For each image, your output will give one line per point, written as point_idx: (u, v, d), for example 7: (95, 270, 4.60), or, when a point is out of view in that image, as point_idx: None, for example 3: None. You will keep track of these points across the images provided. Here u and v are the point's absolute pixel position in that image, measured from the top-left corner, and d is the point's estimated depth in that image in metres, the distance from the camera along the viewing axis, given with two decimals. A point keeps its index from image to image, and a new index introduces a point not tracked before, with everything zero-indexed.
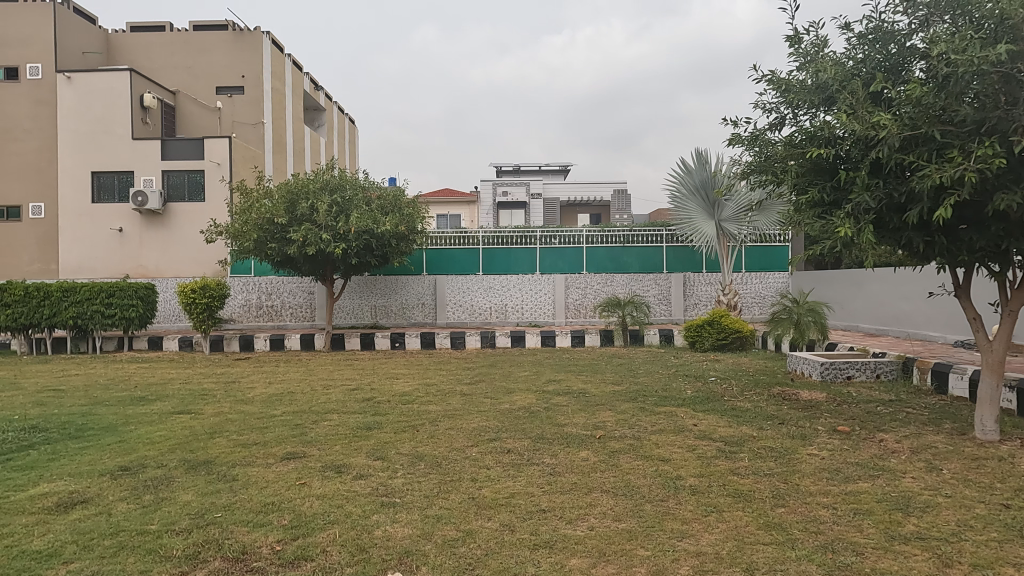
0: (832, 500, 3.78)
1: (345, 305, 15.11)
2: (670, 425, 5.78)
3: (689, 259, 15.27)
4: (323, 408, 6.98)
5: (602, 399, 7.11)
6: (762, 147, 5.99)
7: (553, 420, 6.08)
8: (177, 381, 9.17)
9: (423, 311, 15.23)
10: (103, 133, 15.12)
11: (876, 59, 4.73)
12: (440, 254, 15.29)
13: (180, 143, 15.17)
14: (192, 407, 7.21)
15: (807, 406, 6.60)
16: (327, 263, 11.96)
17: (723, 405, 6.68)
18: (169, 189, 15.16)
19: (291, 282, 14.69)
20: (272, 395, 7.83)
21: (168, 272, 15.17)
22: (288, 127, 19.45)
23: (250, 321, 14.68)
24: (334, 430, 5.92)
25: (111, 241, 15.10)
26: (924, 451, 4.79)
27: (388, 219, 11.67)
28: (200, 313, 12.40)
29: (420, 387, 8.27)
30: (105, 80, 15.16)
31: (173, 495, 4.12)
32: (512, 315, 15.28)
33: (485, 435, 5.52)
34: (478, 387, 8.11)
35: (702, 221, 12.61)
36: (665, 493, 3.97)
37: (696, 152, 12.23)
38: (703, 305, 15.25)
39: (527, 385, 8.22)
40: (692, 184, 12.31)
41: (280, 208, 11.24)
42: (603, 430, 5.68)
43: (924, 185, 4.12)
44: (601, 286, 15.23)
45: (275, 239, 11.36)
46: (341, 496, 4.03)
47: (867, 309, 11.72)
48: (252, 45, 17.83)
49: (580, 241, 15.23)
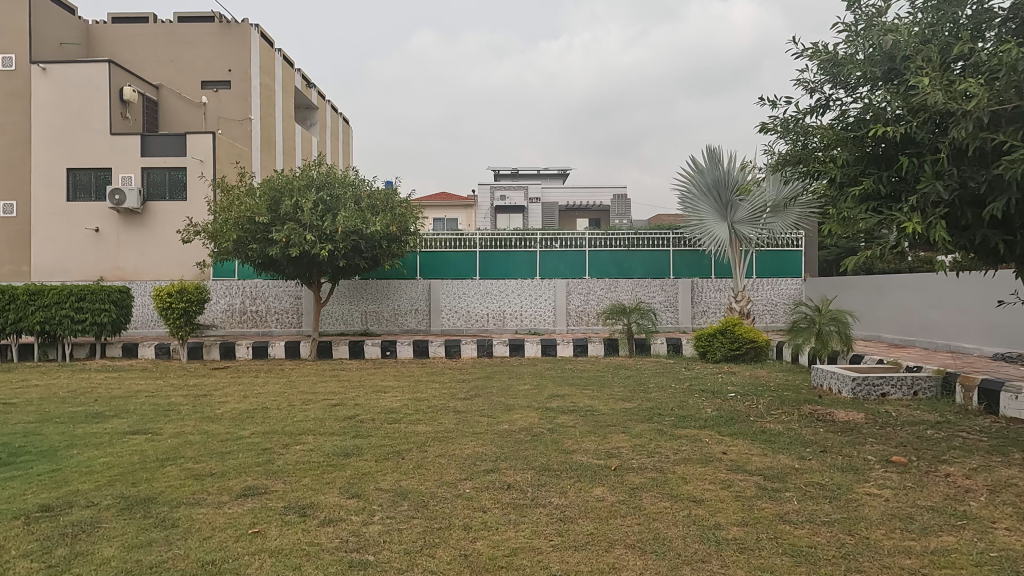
0: (919, 563, 3.00)
1: (334, 310, 14.28)
2: (696, 453, 4.99)
3: (697, 263, 14.51)
4: (298, 428, 6.18)
5: (613, 419, 6.33)
6: (803, 135, 5.25)
7: (560, 446, 5.30)
8: (143, 394, 8.34)
9: (416, 317, 14.45)
10: (80, 128, 14.33)
11: (947, 26, 4.02)
12: (434, 257, 14.49)
13: (162, 139, 14.38)
14: (151, 426, 6.38)
15: (846, 428, 5.82)
16: (312, 266, 11.16)
17: (751, 428, 5.89)
18: (149, 187, 14.35)
19: (276, 285, 13.89)
20: (243, 412, 7.01)
21: (146, 275, 14.38)
22: (277, 124, 18.71)
23: (234, 327, 13.89)
24: (306, 458, 5.11)
25: (86, 241, 14.27)
26: (1005, 491, 4.01)
27: (378, 219, 10.90)
28: (177, 318, 11.58)
29: (409, 402, 7.48)
30: (83, 72, 14.36)
31: (92, 548, 3.31)
32: (511, 322, 14.52)
33: (480, 464, 4.72)
34: (474, 403, 7.31)
35: (713, 223, 11.82)
36: (704, 550, 3.18)
37: (707, 151, 11.52)
38: (711, 312, 14.49)
39: (528, 400, 7.45)
40: (704, 184, 11.54)
41: (262, 205, 10.44)
42: (619, 459, 4.87)
43: (1019, 169, 3.35)
44: (604, 292, 14.47)
45: (257, 240, 10.56)
46: (301, 552, 3.23)
47: (892, 318, 10.97)
48: (239, 38, 17.06)
49: (583, 244, 14.45)
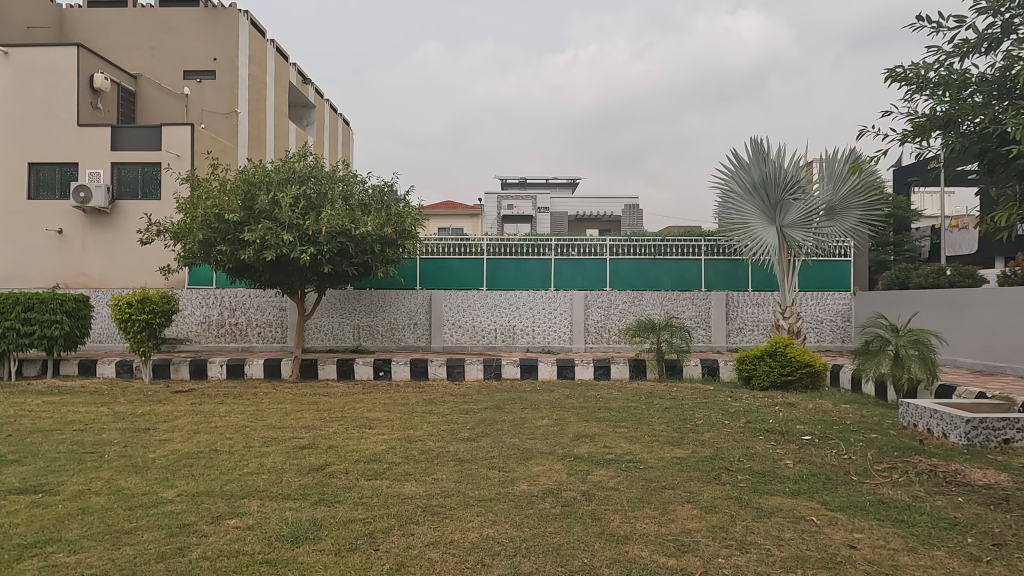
0: None
1: (323, 324, 12.73)
2: (810, 548, 3.36)
3: (732, 274, 12.90)
4: (244, 486, 4.58)
5: (667, 479, 4.69)
6: (956, 86, 3.80)
7: (605, 529, 3.68)
8: (72, 427, 6.76)
9: (415, 333, 12.88)
10: (44, 118, 12.89)
11: None
12: (436, 264, 12.96)
13: (134, 131, 12.92)
14: (49, 480, 4.77)
15: (1000, 500, 4.18)
16: (293, 271, 9.60)
17: (865, 497, 4.25)
18: (120, 184, 12.90)
19: (259, 295, 12.35)
20: (181, 458, 5.42)
21: (113, 283, 12.89)
22: (268, 120, 17.29)
23: (210, 342, 12.34)
24: (235, 546, 3.47)
25: (48, 244, 12.80)
26: None
27: (369, 219, 9.39)
28: (138, 332, 10.05)
29: (398, 444, 5.88)
30: (49, 56, 12.95)
31: None
32: (521, 339, 12.90)
33: (491, 568, 3.12)
34: (481, 448, 5.69)
35: (761, 227, 10.16)
36: None
37: (752, 144, 9.98)
38: (748, 329, 12.86)
39: (549, 444, 5.85)
40: (749, 182, 9.96)
41: (234, 200, 8.93)
42: (700, 557, 3.25)
43: None
44: (627, 306, 12.87)
45: (228, 241, 9.03)
46: None
47: (973, 339, 9.35)
48: (226, 23, 15.63)
49: (603, 251, 12.91)
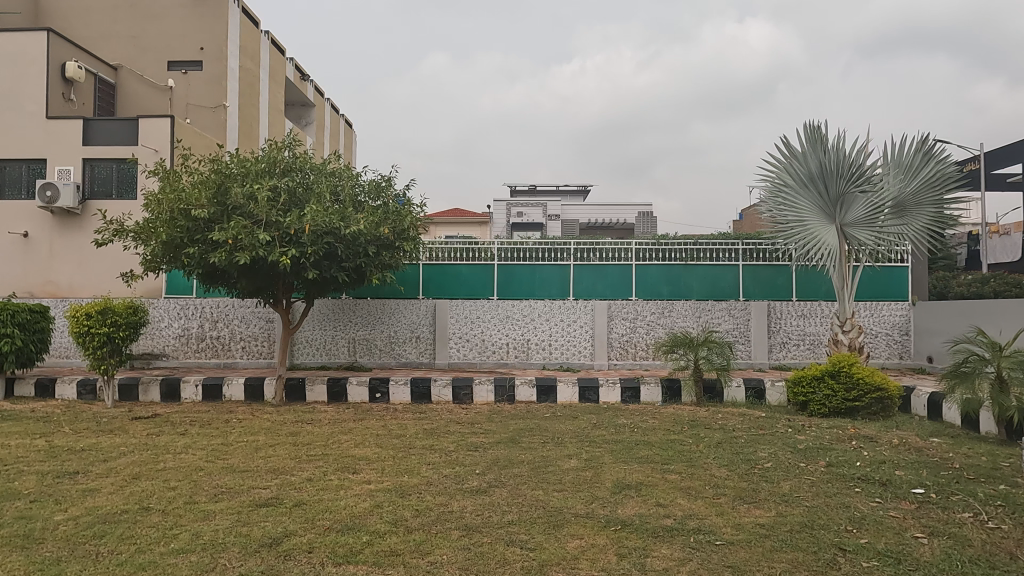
0: None
1: (315, 337, 11.42)
2: None
3: (773, 282, 11.48)
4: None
5: (761, 568, 3.28)
6: None
7: None
8: None
9: (417, 348, 11.54)
10: (9, 110, 11.72)
11: None
12: (442, 271, 11.63)
13: (109, 124, 11.73)
14: None
15: None
16: (275, 278, 8.30)
17: None
18: (92, 184, 11.63)
19: (243, 306, 11.05)
20: (95, 521, 4.07)
21: (83, 292, 11.65)
22: (260, 116, 16.15)
23: (189, 358, 11.06)
24: None
25: (12, 249, 11.63)
26: None
27: (362, 216, 8.09)
28: (99, 348, 8.72)
29: (386, 498, 4.50)
30: (16, 42, 11.81)
31: None
32: (537, 354, 11.53)
33: None
34: (494, 507, 4.30)
35: (821, 226, 8.73)
36: None
37: (806, 129, 8.60)
38: (792, 343, 11.44)
39: (584, 499, 4.47)
40: (805, 173, 8.58)
41: (202, 193, 7.62)
42: None
43: None
44: (656, 318, 11.48)
45: (197, 242, 7.71)
46: None
47: None
48: (214, 9, 14.44)
49: (628, 256, 11.54)
